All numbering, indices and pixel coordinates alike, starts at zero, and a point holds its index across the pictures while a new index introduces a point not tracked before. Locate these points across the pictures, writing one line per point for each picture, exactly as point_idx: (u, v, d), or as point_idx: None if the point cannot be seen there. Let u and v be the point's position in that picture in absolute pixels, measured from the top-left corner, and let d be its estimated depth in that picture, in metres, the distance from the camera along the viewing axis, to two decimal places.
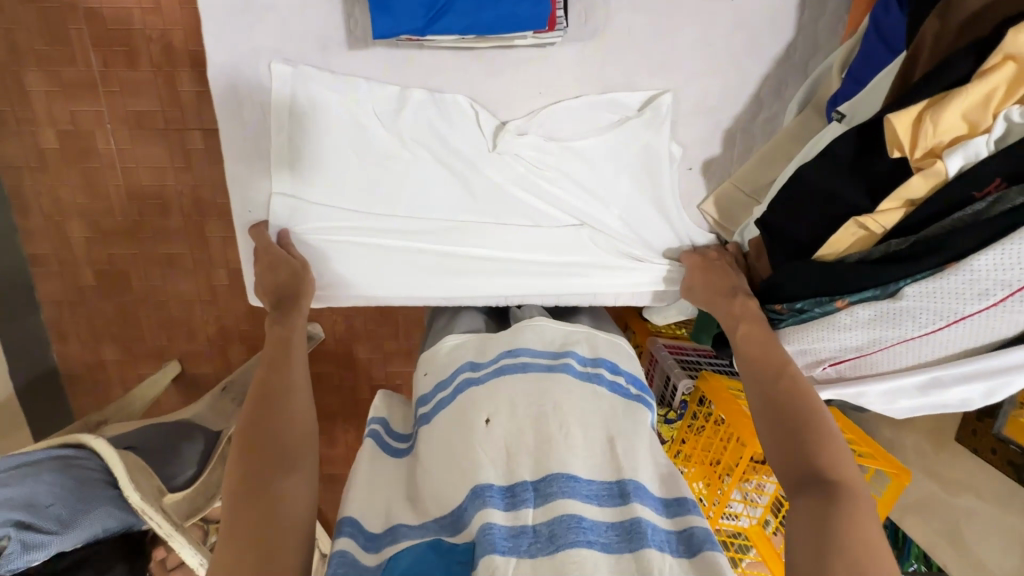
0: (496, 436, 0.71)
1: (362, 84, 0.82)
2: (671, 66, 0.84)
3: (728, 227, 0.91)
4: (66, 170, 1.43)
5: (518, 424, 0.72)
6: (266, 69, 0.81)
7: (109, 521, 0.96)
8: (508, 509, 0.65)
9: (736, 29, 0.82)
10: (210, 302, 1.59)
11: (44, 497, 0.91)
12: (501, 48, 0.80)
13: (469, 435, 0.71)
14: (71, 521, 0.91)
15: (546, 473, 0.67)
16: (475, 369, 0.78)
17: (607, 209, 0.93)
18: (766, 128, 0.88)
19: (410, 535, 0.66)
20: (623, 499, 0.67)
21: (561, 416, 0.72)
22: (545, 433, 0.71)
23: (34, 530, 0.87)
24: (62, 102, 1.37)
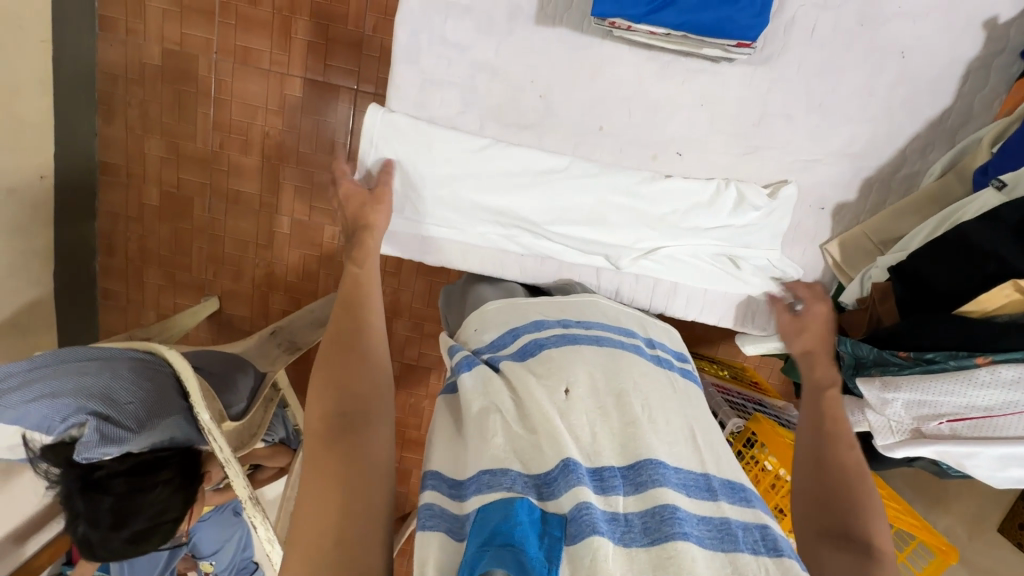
0: (577, 400, 0.63)
1: (536, 58, 0.84)
2: (827, 103, 0.87)
3: (847, 271, 0.92)
4: (162, 87, 1.48)
5: (600, 402, 0.63)
6: (441, 25, 0.82)
7: (175, 430, 0.95)
8: (599, 492, 0.55)
9: (900, 84, 0.86)
10: (267, 248, 1.63)
11: (122, 394, 0.88)
12: (678, 55, 0.83)
13: (547, 406, 0.61)
14: (148, 421, 0.90)
15: (636, 458, 0.58)
16: (542, 329, 0.73)
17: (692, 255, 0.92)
18: (904, 184, 0.91)
19: (496, 487, 0.54)
20: (709, 494, 0.58)
21: (644, 394, 0.64)
22: (626, 409, 0.62)
23: (112, 423, 0.85)
24: (177, 22, 1.43)
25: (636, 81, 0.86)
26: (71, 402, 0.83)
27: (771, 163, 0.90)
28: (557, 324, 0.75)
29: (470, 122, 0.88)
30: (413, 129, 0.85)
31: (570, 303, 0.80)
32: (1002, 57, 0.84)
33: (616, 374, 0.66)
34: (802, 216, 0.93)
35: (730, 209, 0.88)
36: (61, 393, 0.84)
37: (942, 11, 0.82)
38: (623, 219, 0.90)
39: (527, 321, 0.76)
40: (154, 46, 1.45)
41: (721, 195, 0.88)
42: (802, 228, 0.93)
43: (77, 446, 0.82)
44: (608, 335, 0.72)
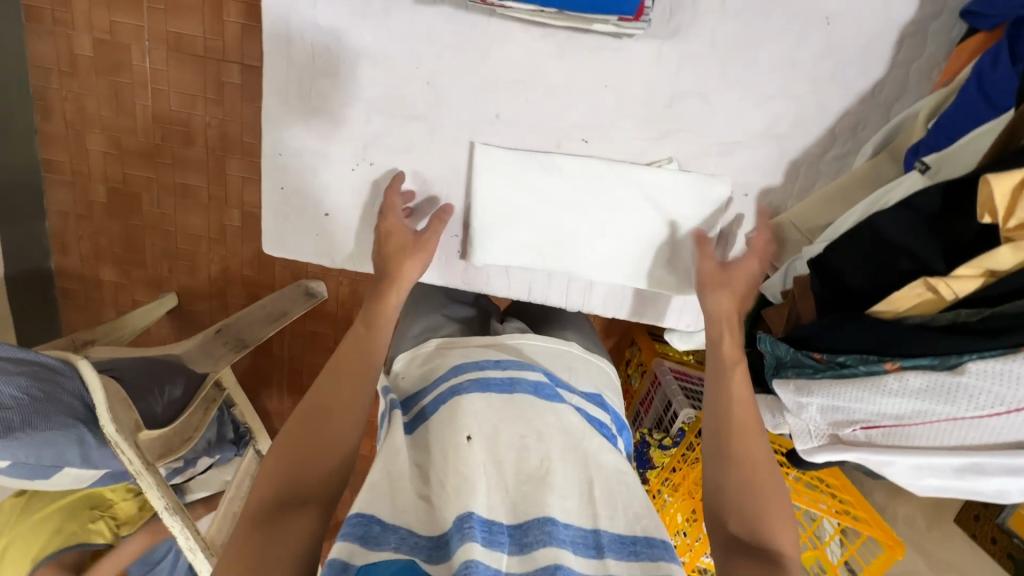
0: (480, 453, 0.59)
1: (423, 40, 0.77)
2: (748, 78, 0.78)
3: (772, 263, 0.85)
4: (96, 79, 1.43)
5: (499, 454, 0.60)
6: (317, 6, 0.75)
7: (57, 439, 0.91)
8: (487, 547, 0.52)
9: (830, 54, 0.77)
10: (218, 243, 1.59)
11: (7, 399, 0.87)
12: (576, 31, 0.75)
13: (445, 465, 0.58)
14: (20, 430, 0.86)
15: (525, 518, 0.55)
16: (458, 376, 0.67)
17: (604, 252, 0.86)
18: (833, 167, 0.83)
19: (383, 545, 0.52)
20: (596, 553, 0.54)
21: (546, 447, 0.60)
22: (524, 461, 0.59)
23: None
24: (102, 10, 1.37)
25: (533, 62, 0.78)
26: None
27: (691, 147, 0.82)
28: (475, 365, 0.68)
29: (356, 116, 0.81)
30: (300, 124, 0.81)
31: (490, 343, 0.75)
32: (940, 17, 0.75)
33: (519, 426, 0.62)
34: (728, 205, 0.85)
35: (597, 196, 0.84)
36: None
37: None
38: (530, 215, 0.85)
39: (447, 367, 0.70)
40: (83, 37, 1.39)
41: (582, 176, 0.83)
42: (729, 216, 0.86)
43: None
44: (522, 379, 0.66)
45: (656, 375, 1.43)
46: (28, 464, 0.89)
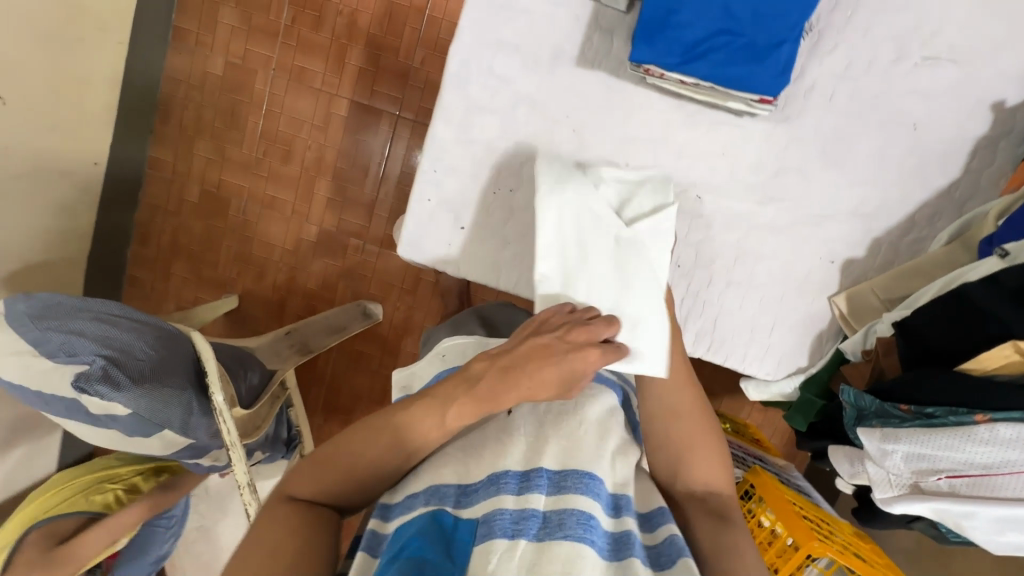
0: (522, 435, 0.67)
1: (579, 95, 0.92)
2: (837, 163, 0.92)
3: (852, 324, 0.94)
4: (219, 95, 1.63)
5: (538, 431, 0.68)
6: (491, 58, 0.91)
7: (172, 397, 0.96)
8: (520, 492, 0.60)
9: (910, 153, 0.92)
10: (291, 253, 1.70)
11: (138, 350, 0.94)
12: (711, 107, 0.90)
13: (496, 439, 0.67)
14: (148, 381, 0.92)
15: (566, 468, 0.62)
16: None
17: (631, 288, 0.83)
18: (911, 249, 0.95)
19: (414, 504, 0.63)
20: (615, 512, 0.63)
21: (579, 427, 0.68)
22: (563, 437, 0.66)
23: (117, 367, 0.89)
24: (242, 40, 1.61)
25: (664, 127, 0.92)
26: (89, 344, 0.88)
27: (784, 216, 0.95)
28: None
29: (503, 147, 0.94)
30: (453, 146, 0.94)
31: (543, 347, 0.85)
32: (1007, 138, 0.90)
33: (563, 413, 0.69)
34: (815, 269, 0.96)
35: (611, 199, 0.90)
36: (88, 331, 0.90)
37: (950, 91, 0.89)
38: None
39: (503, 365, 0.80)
40: (217, 59, 1.62)
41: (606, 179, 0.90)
42: (814, 280, 0.96)
43: (78, 377, 0.85)
44: None
45: None
46: (142, 419, 0.92)
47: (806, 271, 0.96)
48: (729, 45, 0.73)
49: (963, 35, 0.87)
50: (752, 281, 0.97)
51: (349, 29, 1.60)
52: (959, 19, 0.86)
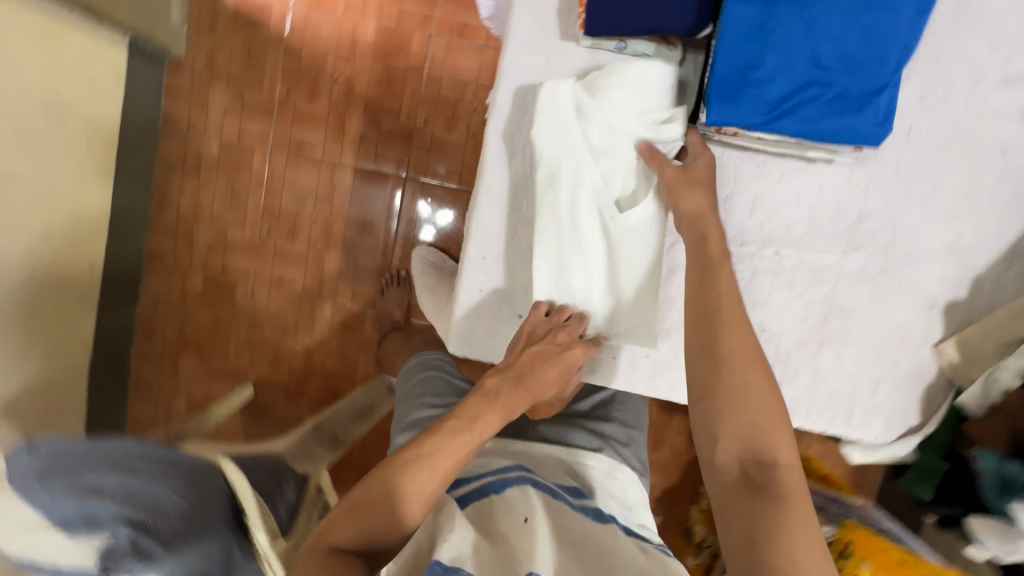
0: (540, 535, 0.65)
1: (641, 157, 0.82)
2: (923, 198, 0.84)
3: (967, 374, 0.84)
4: (215, 178, 1.55)
5: (556, 538, 0.66)
6: None
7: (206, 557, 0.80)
8: None
9: (1002, 179, 0.83)
10: (306, 334, 1.58)
11: (167, 503, 0.78)
12: (784, 156, 0.82)
13: (513, 535, 0.64)
14: (179, 543, 0.76)
15: None
16: (505, 472, 0.76)
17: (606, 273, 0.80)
18: (1018, 283, 0.85)
19: None
20: None
21: (597, 536, 0.68)
22: (584, 546, 0.66)
23: (145, 534, 0.73)
24: (235, 119, 1.53)
25: (729, 180, 0.84)
26: (109, 506, 0.71)
27: (873, 261, 0.85)
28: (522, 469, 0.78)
29: None
30: (499, 226, 0.85)
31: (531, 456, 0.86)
32: None
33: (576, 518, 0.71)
34: (914, 315, 0.86)
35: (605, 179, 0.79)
36: (107, 488, 0.73)
37: None
38: None
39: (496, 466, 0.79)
40: (211, 141, 1.54)
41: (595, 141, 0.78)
42: (914, 327, 0.86)
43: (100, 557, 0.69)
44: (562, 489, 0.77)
45: None
46: None
47: (905, 319, 0.86)
48: (819, 97, 0.65)
49: None
50: (848, 338, 0.87)
51: (346, 96, 1.52)
52: None
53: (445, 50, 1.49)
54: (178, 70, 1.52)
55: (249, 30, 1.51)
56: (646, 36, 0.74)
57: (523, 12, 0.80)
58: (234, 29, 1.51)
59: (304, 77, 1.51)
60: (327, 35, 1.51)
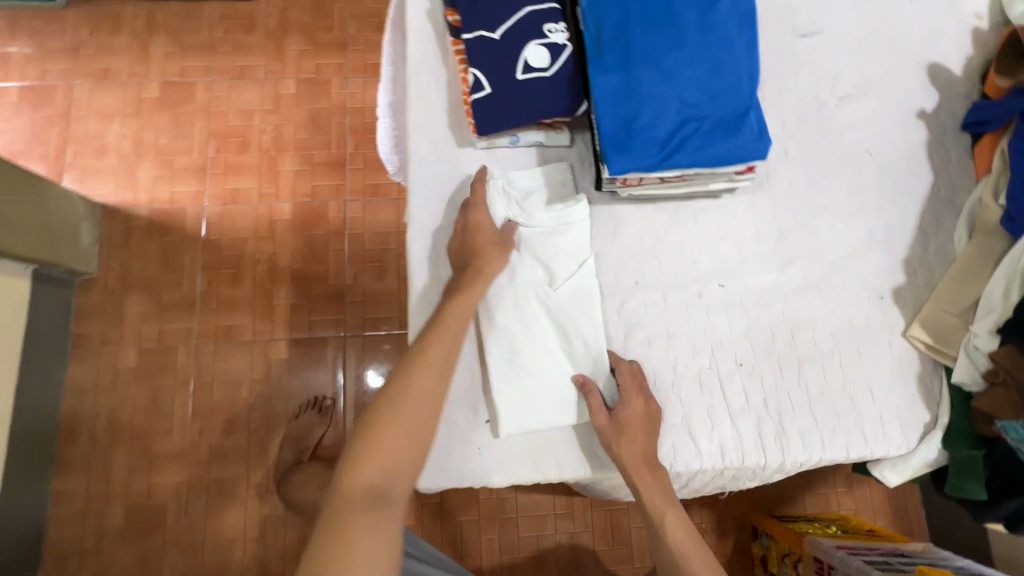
0: None
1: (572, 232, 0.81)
2: (825, 206, 0.90)
3: (946, 353, 0.83)
4: (136, 387, 1.41)
5: None
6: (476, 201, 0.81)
7: None
8: None
9: (881, 175, 0.92)
10: (257, 541, 1.33)
11: None
12: (690, 199, 0.87)
13: None
14: None
15: None
16: None
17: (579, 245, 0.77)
18: (942, 257, 0.89)
19: None
20: None
21: None
22: None
23: None
24: (155, 322, 1.46)
25: (652, 231, 0.86)
26: None
27: (808, 271, 0.87)
28: None
29: None
30: None
31: None
32: (948, 134, 0.94)
33: None
34: (870, 312, 0.87)
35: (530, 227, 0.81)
36: None
37: (877, 116, 0.94)
38: (692, 357, 0.82)
39: None
40: (129, 349, 1.44)
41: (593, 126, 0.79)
42: (876, 323, 0.86)
43: None
44: None
45: (819, 562, 1.15)
46: None
47: (863, 316, 0.86)
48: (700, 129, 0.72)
49: (859, 73, 0.95)
50: (822, 351, 0.84)
51: (271, 272, 1.51)
52: (849, 63, 0.95)
53: (363, 210, 1.55)
54: (89, 288, 1.47)
55: (165, 234, 1.52)
56: (535, 122, 0.81)
57: (419, 131, 0.86)
58: (149, 237, 1.51)
59: (226, 263, 1.50)
60: (245, 222, 1.54)
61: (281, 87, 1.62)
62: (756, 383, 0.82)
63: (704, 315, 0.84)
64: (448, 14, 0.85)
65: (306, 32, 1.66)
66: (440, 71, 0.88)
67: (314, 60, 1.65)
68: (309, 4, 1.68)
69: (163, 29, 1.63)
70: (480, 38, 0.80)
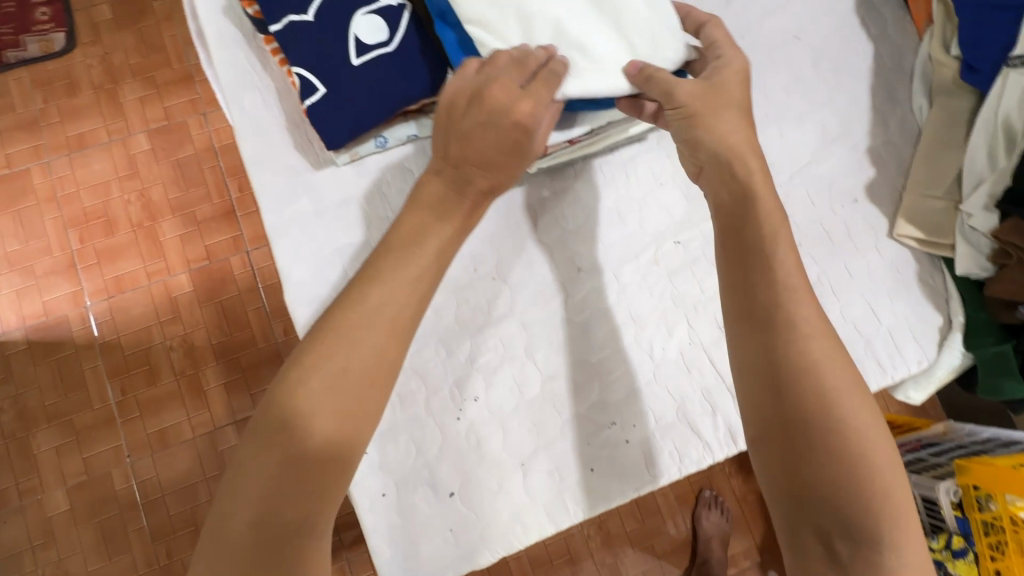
0: None
1: None
2: (768, 113, 0.76)
3: (940, 243, 0.71)
4: (76, 532, 1.20)
5: None
6: None
7: None
8: None
9: (818, 60, 0.78)
10: None
11: None
12: (611, 151, 0.72)
13: None
14: None
15: None
16: None
17: (629, 6, 0.58)
18: (907, 135, 0.77)
19: None
20: None
21: None
22: None
23: None
24: (74, 453, 1.24)
25: (581, 201, 0.71)
26: None
27: None
28: None
29: (435, 356, 0.65)
30: None
31: None
32: None
33: None
34: (846, 219, 0.74)
35: None
36: None
37: None
38: (668, 331, 0.69)
39: None
40: (55, 493, 1.22)
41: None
42: (858, 231, 0.74)
43: None
44: None
45: None
46: None
47: (841, 225, 0.74)
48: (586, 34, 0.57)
49: None
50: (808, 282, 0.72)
51: (188, 357, 1.29)
52: None
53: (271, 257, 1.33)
54: None
55: (50, 351, 1.27)
56: (397, 114, 0.63)
57: (259, 164, 0.67)
58: (33, 360, 1.27)
59: (133, 362, 1.27)
60: (140, 309, 1.30)
61: (132, 145, 1.35)
62: None
63: (668, 281, 0.70)
64: (245, 4, 0.65)
65: (141, 73, 1.38)
66: (266, 83, 0.69)
67: (160, 103, 1.38)
68: (134, 38, 1.39)
69: None
70: (291, 25, 0.61)
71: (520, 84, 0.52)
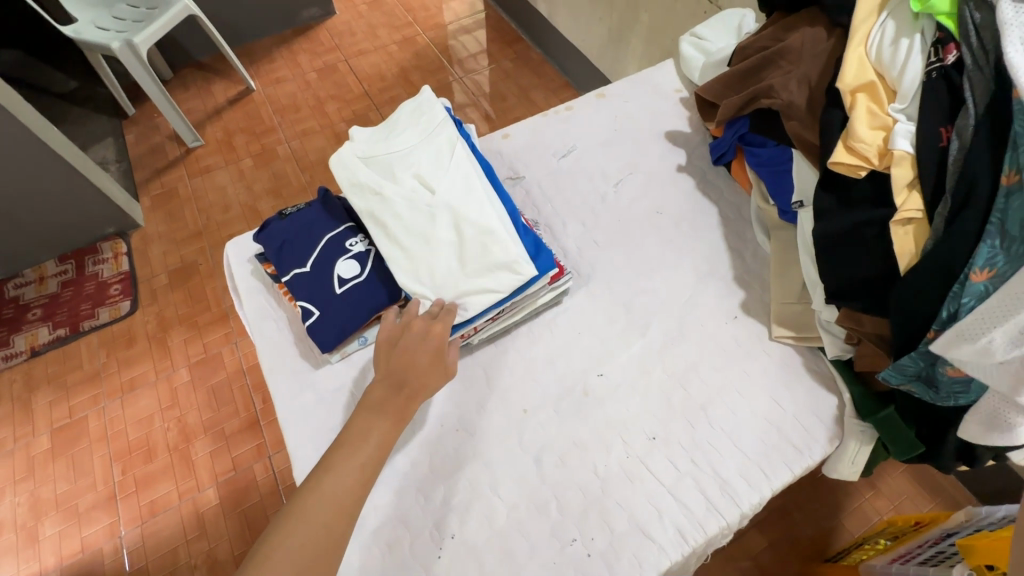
0: None
1: (393, 200, 0.87)
2: (650, 267, 1.01)
3: (813, 338, 0.89)
4: None
5: None
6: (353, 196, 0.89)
7: None
8: None
9: (679, 224, 1.06)
10: None
11: None
12: (536, 314, 0.95)
13: None
14: None
15: None
16: None
17: (489, 232, 0.85)
18: (762, 262, 1.00)
19: None
20: None
21: None
22: None
23: None
24: None
25: (519, 356, 0.91)
26: None
27: (666, 323, 0.94)
28: None
29: (415, 503, 0.78)
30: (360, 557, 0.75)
31: None
32: (708, 172, 1.12)
33: None
34: (732, 333, 0.93)
35: (396, 188, 0.88)
36: None
37: (651, 184, 1.11)
38: (607, 449, 0.82)
39: None
40: None
41: (402, 179, 0.88)
42: (745, 340, 0.92)
43: None
44: None
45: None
46: None
47: (729, 338, 0.92)
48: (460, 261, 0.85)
49: (621, 163, 1.14)
50: (715, 387, 0.88)
51: (211, 572, 1.35)
52: (608, 159, 1.15)
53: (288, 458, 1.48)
54: None
55: None
56: (370, 319, 0.87)
57: (274, 374, 0.90)
58: None
59: None
60: (170, 528, 1.41)
61: (175, 379, 1.62)
62: (671, 446, 0.82)
63: (599, 407, 0.86)
64: (266, 267, 0.95)
65: (186, 320, 1.72)
66: (280, 314, 0.96)
67: (201, 341, 1.69)
68: (182, 296, 1.77)
69: (42, 381, 1.64)
70: (295, 276, 0.89)
71: (429, 321, 0.80)
